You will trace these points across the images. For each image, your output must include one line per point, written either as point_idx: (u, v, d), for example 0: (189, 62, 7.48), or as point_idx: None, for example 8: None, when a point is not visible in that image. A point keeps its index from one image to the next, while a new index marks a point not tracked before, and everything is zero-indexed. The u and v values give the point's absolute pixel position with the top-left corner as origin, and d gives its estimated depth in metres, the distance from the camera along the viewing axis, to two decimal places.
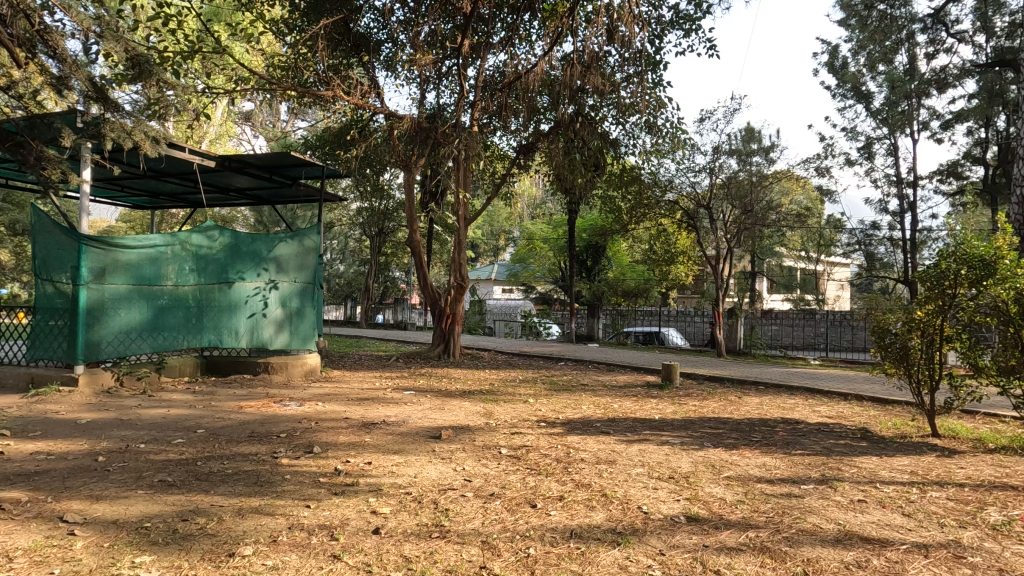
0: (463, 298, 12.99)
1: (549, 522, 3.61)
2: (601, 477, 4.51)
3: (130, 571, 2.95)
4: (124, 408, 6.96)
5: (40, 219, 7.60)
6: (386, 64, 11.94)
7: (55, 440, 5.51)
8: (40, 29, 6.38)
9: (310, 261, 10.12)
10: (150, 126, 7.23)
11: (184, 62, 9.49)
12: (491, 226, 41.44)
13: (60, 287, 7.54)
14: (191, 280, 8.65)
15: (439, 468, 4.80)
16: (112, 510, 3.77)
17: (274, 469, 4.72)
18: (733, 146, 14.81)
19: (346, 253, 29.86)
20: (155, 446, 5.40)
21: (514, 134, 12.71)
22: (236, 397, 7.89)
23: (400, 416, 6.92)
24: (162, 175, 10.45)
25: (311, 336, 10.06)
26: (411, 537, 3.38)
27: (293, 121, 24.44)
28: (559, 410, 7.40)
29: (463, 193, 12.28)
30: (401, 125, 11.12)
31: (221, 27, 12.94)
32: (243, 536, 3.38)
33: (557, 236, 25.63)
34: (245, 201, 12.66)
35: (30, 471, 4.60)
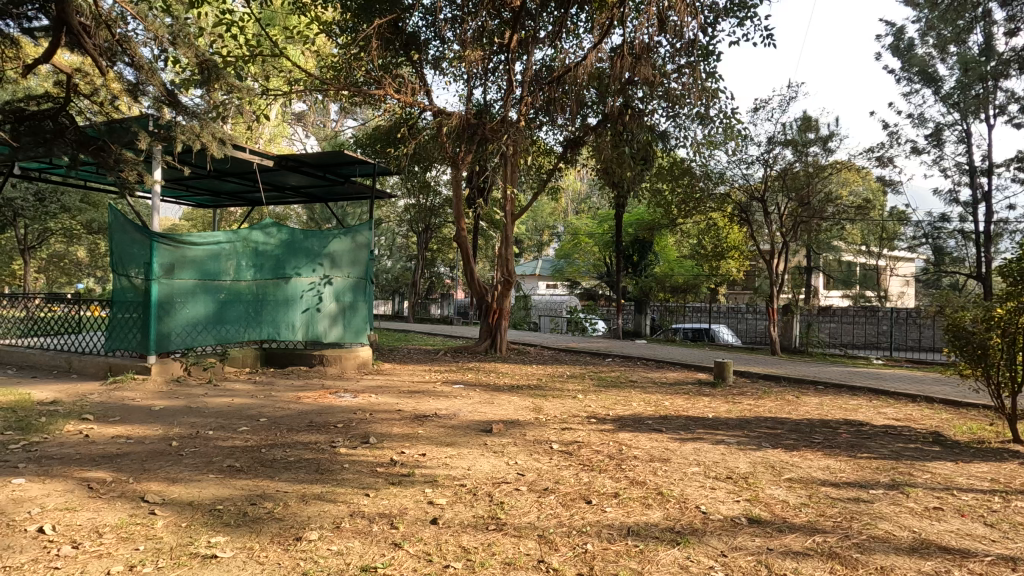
0: (509, 294, 13.05)
1: (606, 519, 3.59)
2: (655, 475, 4.43)
3: (208, 549, 3.12)
4: (192, 396, 7.38)
5: (116, 218, 8.11)
6: (434, 63, 12.10)
7: (132, 425, 5.88)
8: (119, 39, 6.77)
9: (363, 256, 10.30)
10: (217, 127, 7.51)
11: (245, 66, 9.90)
12: (538, 222, 40.91)
13: (134, 281, 8.04)
14: (251, 275, 9.04)
15: (492, 461, 4.84)
16: (186, 492, 3.99)
17: (333, 458, 4.88)
18: (788, 136, 14.20)
19: (393, 250, 30.51)
20: (223, 433, 5.68)
21: (562, 129, 12.68)
22: (294, 387, 8.21)
23: (451, 409, 7.01)
24: (224, 174, 10.94)
25: (363, 330, 10.30)
26: (468, 529, 3.42)
27: (342, 120, 25.09)
28: (609, 407, 7.34)
29: (511, 188, 12.27)
30: (450, 122, 11.29)
31: (278, 31, 13.42)
32: (308, 521, 3.51)
33: (602, 231, 25.37)
34: (300, 199, 13.12)
35: (113, 453, 4.93)
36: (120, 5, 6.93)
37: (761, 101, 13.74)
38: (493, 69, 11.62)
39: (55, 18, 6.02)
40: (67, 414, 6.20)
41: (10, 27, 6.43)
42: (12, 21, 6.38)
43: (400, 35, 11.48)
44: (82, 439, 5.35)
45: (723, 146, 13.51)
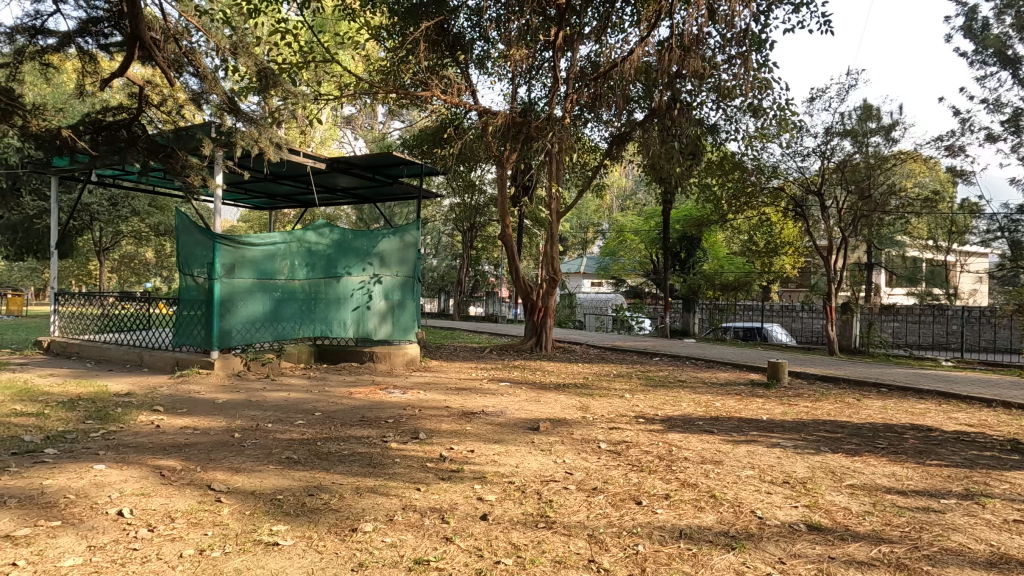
0: (555, 292, 13.03)
1: (657, 521, 3.53)
2: (708, 478, 4.33)
3: (271, 537, 3.26)
4: (252, 390, 7.73)
5: (182, 221, 8.58)
6: (479, 63, 12.18)
7: (198, 417, 6.21)
8: (186, 52, 7.17)
9: (411, 255, 10.49)
10: (274, 133, 7.80)
11: (298, 72, 10.25)
12: (582, 220, 40.43)
13: (198, 281, 8.49)
14: (305, 275, 9.37)
15: (540, 459, 4.85)
16: (249, 482, 4.18)
17: (385, 452, 5.01)
18: (847, 126, 13.54)
19: (439, 249, 30.92)
20: (281, 425, 5.93)
21: (607, 125, 12.55)
22: (346, 382, 8.48)
23: (498, 407, 7.07)
24: (279, 177, 11.36)
25: (411, 327, 10.49)
26: (518, 525, 3.45)
27: (389, 123, 25.62)
28: (658, 407, 7.22)
29: (556, 185, 12.20)
30: (495, 121, 11.34)
31: (328, 36, 13.82)
32: (363, 513, 3.62)
33: (648, 228, 24.90)
34: (350, 200, 13.48)
35: (181, 443, 5.22)
36: (185, 18, 7.29)
37: (818, 90, 13.16)
38: (538, 67, 11.61)
39: (130, 34, 6.42)
40: (140, 405, 6.63)
41: (88, 45, 6.88)
42: (90, 38, 6.83)
43: (446, 37, 11.59)
44: (154, 429, 5.70)
45: (777, 138, 13.04)
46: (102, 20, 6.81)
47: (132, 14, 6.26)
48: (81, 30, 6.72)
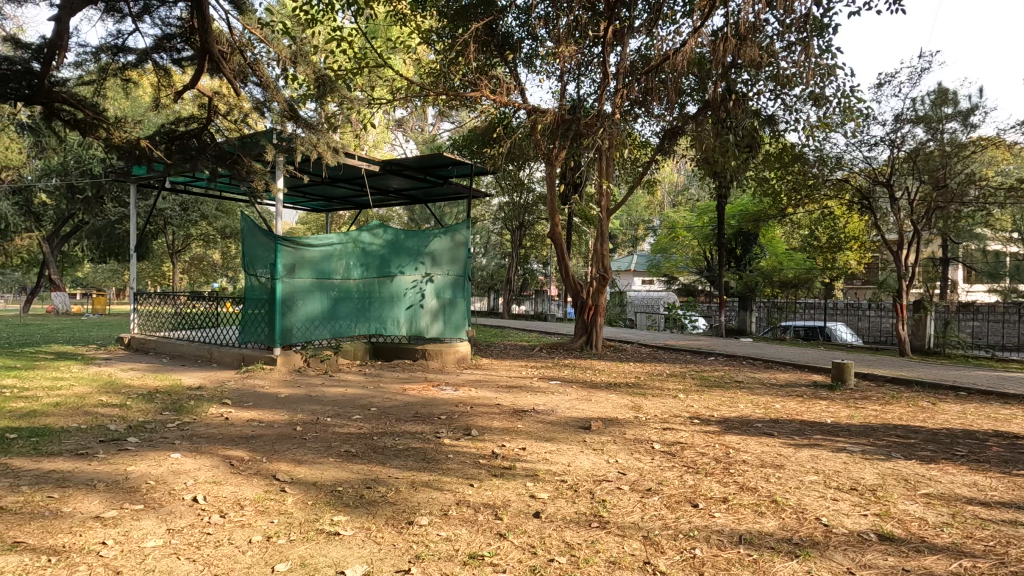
0: (605, 290, 12.88)
1: (715, 524, 3.44)
2: (768, 482, 4.18)
3: (332, 527, 3.39)
4: (312, 385, 8.05)
5: (247, 224, 9.04)
6: (528, 61, 12.18)
7: (263, 410, 6.52)
8: (250, 62, 7.52)
9: (462, 254, 10.60)
10: (331, 138, 8.07)
11: (353, 77, 10.55)
12: (633, 217, 39.68)
13: (262, 281, 8.93)
14: (360, 274, 9.66)
15: (592, 459, 4.81)
16: (311, 473, 4.36)
17: (438, 448, 5.10)
18: (919, 112, 12.70)
19: (489, 248, 31.19)
20: (340, 420, 6.15)
21: (659, 119, 12.29)
22: (400, 379, 8.68)
23: (549, 405, 7.07)
24: (335, 180, 11.74)
25: (462, 325, 10.62)
26: (571, 524, 3.44)
27: (439, 124, 26.04)
28: (714, 408, 7.01)
29: (607, 182, 12.04)
30: (544, 119, 11.30)
31: (380, 41, 14.15)
32: (418, 507, 3.70)
33: (702, 225, 24.19)
34: (402, 201, 13.80)
35: (248, 435, 5.50)
36: (250, 31, 7.65)
37: (886, 75, 12.39)
38: (586, 63, 11.55)
39: (200, 48, 6.81)
40: (210, 398, 7.03)
41: (163, 60, 7.34)
42: (164, 54, 7.28)
43: (495, 37, 11.69)
44: (223, 421, 6.04)
45: (841, 128, 12.40)
46: (175, 36, 7.25)
47: (202, 29, 6.64)
48: (157, 47, 7.17)
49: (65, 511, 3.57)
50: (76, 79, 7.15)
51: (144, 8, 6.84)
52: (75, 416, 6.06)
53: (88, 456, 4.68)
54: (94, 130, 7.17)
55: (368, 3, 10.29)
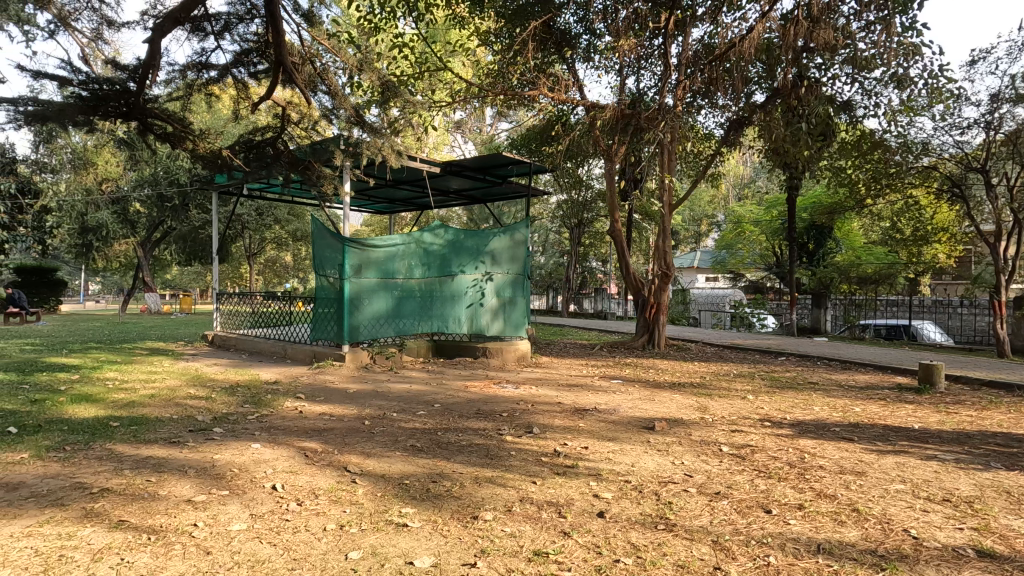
0: (668, 288, 12.58)
1: (790, 532, 3.28)
2: (848, 490, 3.94)
3: (400, 518, 3.50)
4: (378, 381, 8.36)
5: (317, 227, 9.48)
6: (586, 57, 12.09)
7: (334, 405, 6.82)
8: (320, 72, 7.87)
9: (521, 253, 10.63)
10: (395, 141, 8.31)
11: (414, 82, 10.81)
12: (696, 212, 38.37)
13: (331, 281, 9.35)
14: (422, 274, 9.90)
15: (657, 459, 4.71)
16: (380, 466, 4.52)
17: (501, 445, 5.15)
18: (1020, 90, 11.56)
19: (547, 246, 31.16)
20: (405, 415, 6.34)
21: (724, 110, 11.85)
22: (462, 376, 8.85)
23: (610, 404, 6.99)
24: (398, 183, 12.09)
25: (522, 324, 10.67)
26: (637, 525, 3.38)
27: (497, 124, 26.23)
28: (786, 410, 6.69)
29: (669, 177, 11.72)
30: (603, 115, 11.15)
31: (440, 45, 14.43)
32: (483, 502, 3.76)
33: (770, 218, 23.09)
34: (462, 201, 14.02)
35: (320, 428, 5.77)
36: (318, 42, 7.99)
37: (980, 51, 11.37)
38: (646, 55, 11.32)
39: (275, 60, 7.18)
40: (286, 392, 7.44)
41: (241, 74, 7.81)
42: (242, 68, 7.74)
43: (553, 34, 11.67)
44: (298, 414, 6.36)
45: (928, 110, 11.49)
46: (252, 51, 7.69)
47: (276, 43, 6.99)
48: (236, 62, 7.63)
49: (162, 493, 3.88)
50: (166, 96, 7.73)
51: (225, 26, 7.29)
52: (167, 406, 6.57)
53: (179, 444, 5.06)
54: (182, 143, 7.74)
55: (428, 9, 10.53)
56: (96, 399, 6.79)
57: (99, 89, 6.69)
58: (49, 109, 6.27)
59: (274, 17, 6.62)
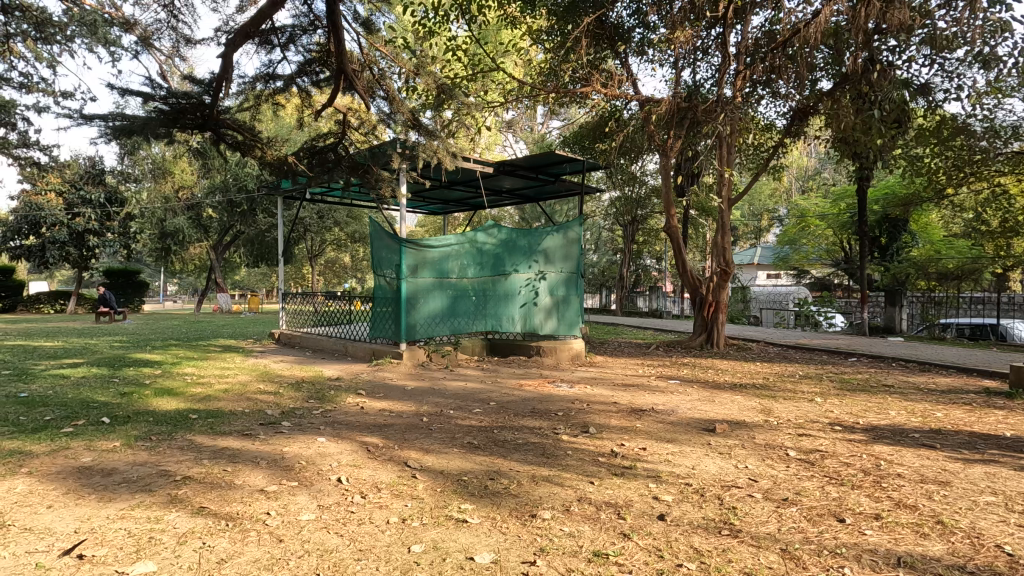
0: (727, 285, 12.18)
1: (866, 543, 3.10)
2: (931, 500, 3.69)
3: (460, 514, 3.56)
4: (435, 379, 8.54)
5: (375, 228, 9.77)
6: (639, 51, 11.91)
7: (393, 401, 7.02)
8: (378, 79, 8.09)
9: (574, 251, 10.55)
10: (450, 142, 8.44)
11: (467, 83, 10.95)
12: (755, 207, 36.86)
13: (389, 281, 9.62)
14: (476, 273, 10.00)
15: (718, 463, 4.57)
16: (439, 462, 4.61)
17: (557, 444, 5.15)
18: None
19: (600, 244, 30.83)
20: (462, 412, 6.44)
21: (786, 99, 11.34)
22: (517, 375, 8.90)
23: (668, 405, 6.84)
24: (452, 184, 12.29)
25: (576, 323, 10.60)
26: (700, 530, 3.29)
27: (548, 122, 26.15)
28: (858, 414, 6.34)
29: (728, 171, 11.34)
30: (659, 109, 10.93)
31: (492, 45, 14.54)
32: (541, 501, 3.77)
33: (837, 211, 21.92)
34: (515, 201, 14.09)
35: (381, 424, 5.95)
36: (376, 49, 8.22)
37: None
38: (702, 47, 11.01)
39: (337, 68, 7.44)
40: (348, 389, 7.72)
41: (305, 83, 8.15)
42: (306, 77, 8.07)
43: (605, 29, 11.56)
44: (360, 410, 6.59)
45: (1019, 91, 10.57)
46: (314, 60, 8.01)
47: (338, 51, 7.25)
48: (300, 72, 7.97)
49: (237, 483, 4.11)
50: (236, 107, 8.17)
51: (290, 38, 7.63)
52: (240, 401, 6.95)
53: (251, 437, 5.35)
54: (251, 150, 8.17)
55: (480, 10, 10.62)
56: (177, 393, 7.27)
57: (177, 102, 7.15)
58: (134, 123, 6.76)
59: (336, 28, 6.87)
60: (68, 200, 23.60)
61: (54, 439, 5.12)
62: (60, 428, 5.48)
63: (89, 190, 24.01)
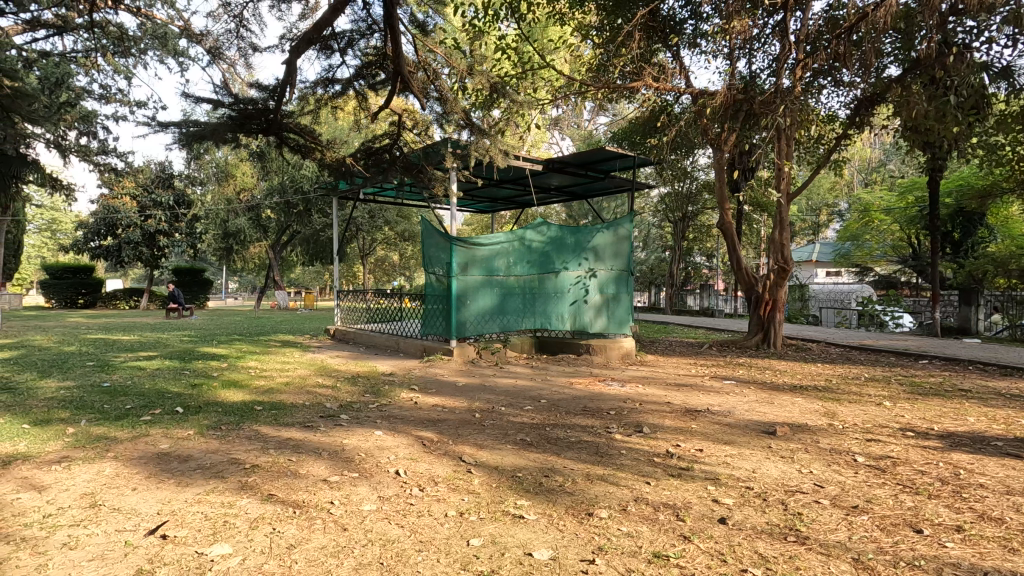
0: (785, 283, 11.72)
1: (947, 556, 2.93)
2: (1018, 513, 3.45)
3: (516, 510, 3.59)
4: (485, 375, 8.64)
5: (426, 227, 9.94)
6: (691, 42, 11.64)
7: (445, 397, 7.14)
8: (433, 80, 8.20)
9: (625, 248, 10.41)
10: (502, 141, 8.48)
11: (517, 82, 10.99)
12: (813, 201, 35.21)
13: (440, 279, 9.80)
14: (525, 271, 10.03)
15: (780, 466, 4.42)
16: (494, 458, 4.65)
17: (611, 443, 5.09)
18: None
19: (648, 242, 30.32)
20: (514, 409, 6.48)
21: (850, 88, 10.81)
22: (566, 373, 8.88)
23: (724, 406, 6.66)
24: (501, 182, 12.37)
25: (627, 321, 10.44)
26: (764, 535, 3.20)
27: (596, 118, 25.90)
28: (932, 419, 6.00)
29: (787, 164, 10.88)
30: (713, 102, 10.64)
31: (541, 43, 14.53)
32: (597, 499, 3.74)
33: (905, 205, 20.72)
34: (563, 198, 14.00)
35: (435, 419, 6.07)
36: (431, 50, 8.33)
37: None
38: (760, 36, 10.64)
39: (394, 70, 7.61)
40: (401, 384, 7.91)
41: (363, 86, 8.36)
42: (363, 79, 8.28)
43: (658, 22, 11.36)
44: (414, 405, 6.74)
45: None
46: (371, 64, 8.22)
47: (395, 54, 7.40)
48: (358, 75, 8.18)
49: (302, 472, 4.29)
50: (297, 111, 8.48)
51: (348, 43, 7.86)
52: (300, 393, 7.24)
53: (313, 429, 5.56)
54: (311, 153, 8.46)
55: (529, 8, 10.60)
56: (242, 385, 7.63)
57: (244, 108, 7.49)
58: (205, 129, 7.14)
59: (394, 30, 7.02)
60: (140, 202, 25.10)
61: (135, 426, 5.48)
62: (140, 416, 5.86)
63: (159, 194, 25.33)
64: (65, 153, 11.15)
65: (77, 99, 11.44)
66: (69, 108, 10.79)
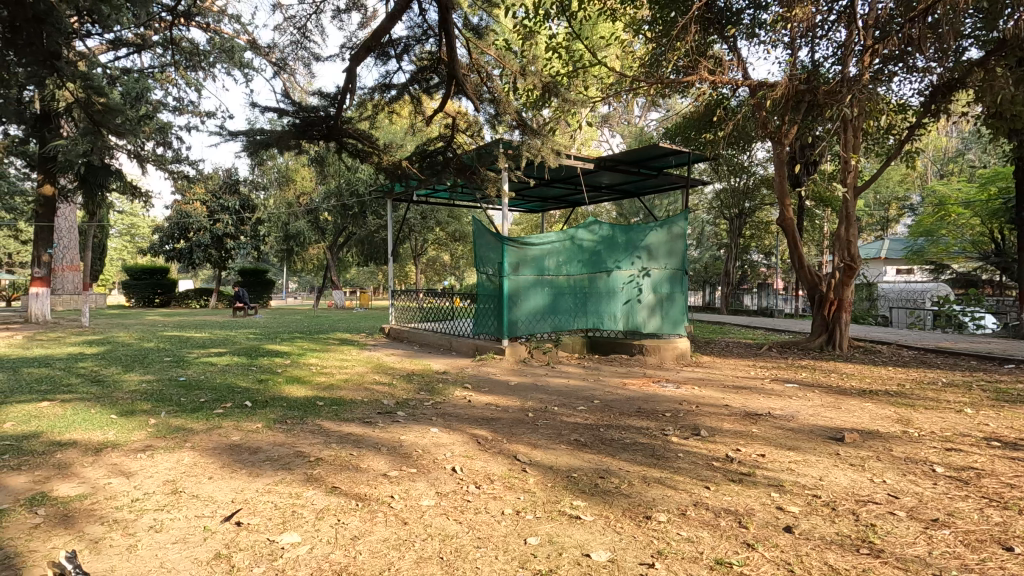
0: (852, 282, 11.14)
1: None
2: None
3: (573, 510, 3.58)
4: (537, 375, 8.65)
5: (478, 227, 10.02)
6: (749, 32, 11.24)
7: (498, 396, 7.20)
8: (486, 81, 8.27)
9: (679, 246, 10.21)
10: (553, 140, 8.47)
11: (568, 80, 10.94)
12: (882, 195, 33.24)
13: (492, 278, 9.89)
14: (577, 270, 9.97)
15: (849, 475, 4.21)
16: (548, 458, 4.66)
17: (667, 445, 5.00)
18: None
19: (703, 239, 29.49)
20: (567, 409, 6.47)
21: (925, 74, 10.13)
22: (619, 373, 8.76)
23: (786, 410, 6.41)
24: (552, 181, 12.35)
25: (681, 321, 10.35)
26: (835, 546, 3.06)
27: (647, 114, 25.41)
28: (1021, 428, 5.55)
29: (853, 156, 10.33)
30: (773, 93, 10.23)
31: (591, 40, 14.41)
32: (654, 503, 3.69)
33: (986, 196, 19.24)
34: (615, 196, 13.82)
35: (489, 417, 6.13)
36: (483, 53, 8.42)
37: None
38: (823, 23, 10.15)
39: (448, 73, 7.73)
40: (454, 382, 8.03)
41: (418, 90, 8.54)
42: (417, 83, 8.45)
43: (713, 13, 11.04)
44: (468, 403, 6.84)
45: None
46: (426, 68, 8.38)
47: (450, 58, 7.53)
48: (413, 80, 8.37)
49: (363, 466, 4.43)
50: (355, 117, 8.75)
51: (405, 48, 8.06)
52: (359, 390, 7.49)
53: (371, 424, 5.74)
54: (368, 157, 8.72)
55: (579, 6, 10.53)
56: (304, 381, 7.97)
57: (306, 115, 7.82)
58: (270, 137, 7.50)
59: (448, 35, 7.14)
60: (210, 207, 26.60)
61: (209, 419, 5.82)
62: (213, 409, 6.22)
63: (226, 199, 26.74)
64: (144, 163, 11.95)
65: (153, 112, 12.22)
66: (147, 120, 11.58)
